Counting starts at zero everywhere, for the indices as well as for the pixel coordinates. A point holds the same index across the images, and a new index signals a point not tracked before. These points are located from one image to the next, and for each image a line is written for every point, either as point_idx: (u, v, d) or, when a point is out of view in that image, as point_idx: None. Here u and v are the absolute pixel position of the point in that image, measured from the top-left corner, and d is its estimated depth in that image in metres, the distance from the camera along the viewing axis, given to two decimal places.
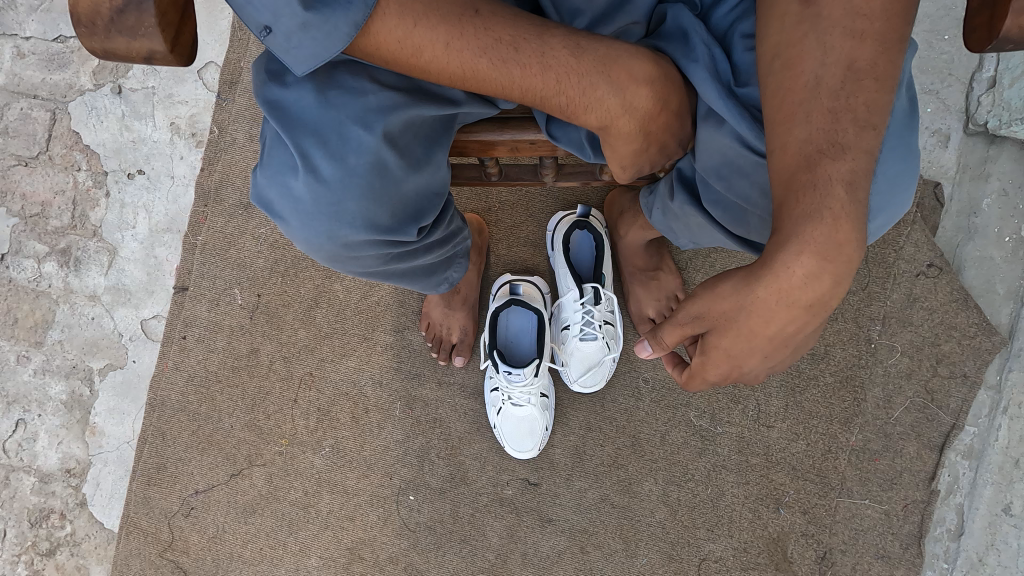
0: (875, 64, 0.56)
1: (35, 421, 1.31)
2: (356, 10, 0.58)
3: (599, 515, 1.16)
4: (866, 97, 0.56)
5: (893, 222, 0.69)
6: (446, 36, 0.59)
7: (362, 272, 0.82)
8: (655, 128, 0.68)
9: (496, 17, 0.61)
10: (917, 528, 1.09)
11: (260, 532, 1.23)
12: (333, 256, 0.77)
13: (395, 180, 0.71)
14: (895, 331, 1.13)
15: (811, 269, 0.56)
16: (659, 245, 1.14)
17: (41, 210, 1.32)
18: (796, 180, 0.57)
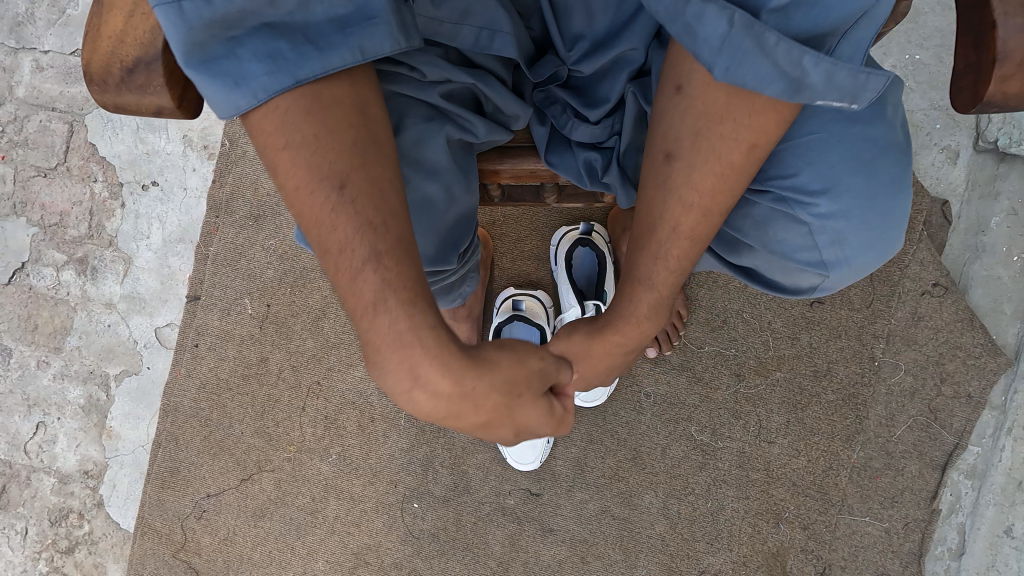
0: (695, 228, 0.63)
1: (55, 424, 1.35)
2: (242, 93, 0.52)
3: (599, 527, 1.18)
4: (679, 249, 0.65)
5: (885, 259, 0.74)
6: (298, 180, 0.53)
7: (404, 303, 0.85)
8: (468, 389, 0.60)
9: (368, 204, 0.54)
10: (917, 546, 1.09)
11: (269, 535, 1.27)
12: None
13: (439, 215, 0.73)
14: (899, 350, 1.12)
15: (620, 344, 0.72)
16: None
17: (59, 220, 1.36)
18: (624, 286, 0.70)
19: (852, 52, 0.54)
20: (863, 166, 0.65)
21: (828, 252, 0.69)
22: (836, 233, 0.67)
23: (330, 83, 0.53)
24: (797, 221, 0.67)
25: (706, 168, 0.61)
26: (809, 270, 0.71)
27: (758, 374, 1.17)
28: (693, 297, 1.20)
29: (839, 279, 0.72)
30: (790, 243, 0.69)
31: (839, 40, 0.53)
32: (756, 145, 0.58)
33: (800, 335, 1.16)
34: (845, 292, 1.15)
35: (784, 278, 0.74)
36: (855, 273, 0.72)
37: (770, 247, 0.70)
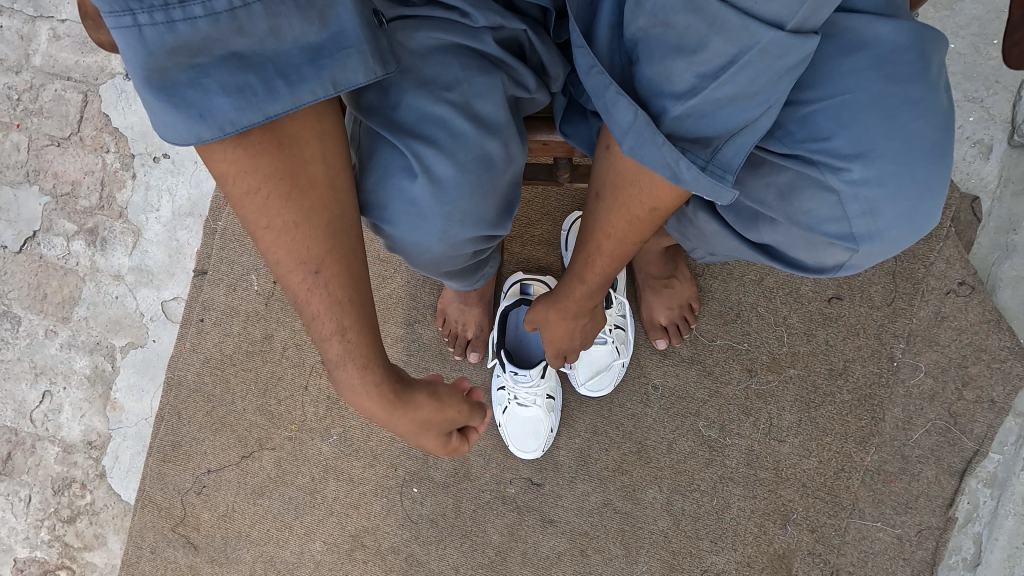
0: (612, 252, 0.75)
1: (61, 393, 1.36)
2: (206, 125, 0.54)
3: (600, 520, 1.15)
4: (601, 263, 0.78)
5: (920, 236, 0.71)
6: (279, 256, 0.61)
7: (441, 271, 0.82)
8: (394, 427, 0.73)
9: (337, 284, 0.62)
10: (930, 555, 1.05)
11: (267, 514, 1.26)
12: (425, 259, 0.76)
13: (499, 173, 0.70)
14: (920, 351, 1.08)
15: (563, 322, 0.89)
16: (674, 252, 1.13)
17: (71, 189, 1.36)
18: (567, 277, 0.85)
19: (734, 155, 0.62)
20: (900, 131, 0.64)
21: (859, 223, 0.67)
22: (868, 201, 0.66)
23: (302, 147, 0.59)
24: (827, 188, 0.66)
25: (617, 219, 0.71)
26: (837, 243, 0.70)
27: (770, 370, 1.13)
28: (706, 289, 1.17)
29: (868, 254, 0.70)
30: (817, 213, 0.68)
31: (725, 141, 0.61)
32: (656, 209, 0.68)
33: (816, 332, 1.12)
34: (865, 289, 1.11)
35: (808, 253, 0.73)
36: (886, 249, 0.70)
37: (796, 216, 0.69)
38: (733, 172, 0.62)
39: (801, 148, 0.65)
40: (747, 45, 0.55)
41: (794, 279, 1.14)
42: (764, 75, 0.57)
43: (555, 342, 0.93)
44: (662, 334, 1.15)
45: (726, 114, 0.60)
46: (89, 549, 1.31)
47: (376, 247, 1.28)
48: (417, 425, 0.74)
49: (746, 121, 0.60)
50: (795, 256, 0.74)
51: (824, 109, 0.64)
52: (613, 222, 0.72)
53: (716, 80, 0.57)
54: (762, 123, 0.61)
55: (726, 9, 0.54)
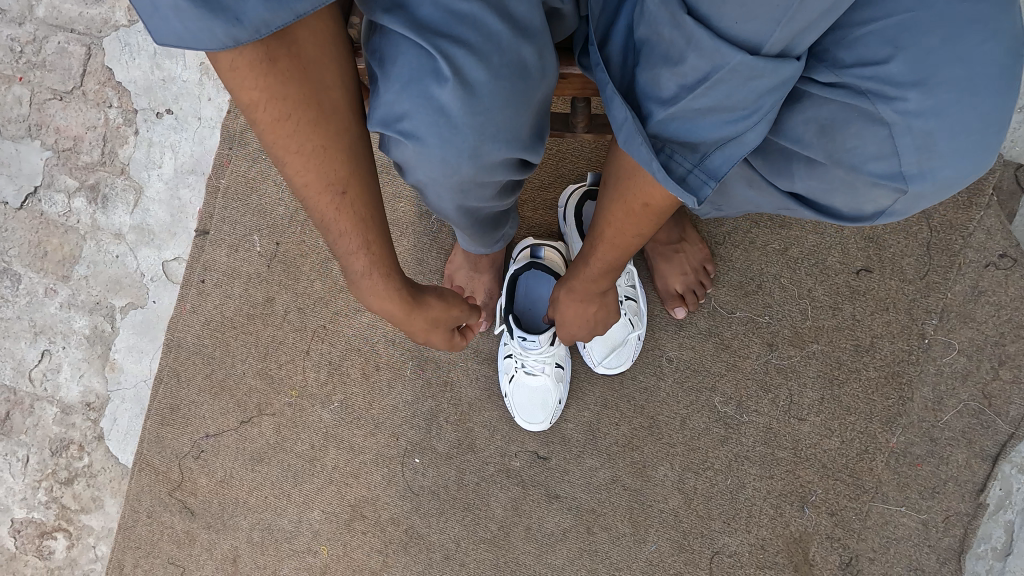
0: (615, 237, 0.73)
1: (60, 352, 1.33)
2: (242, 29, 0.51)
3: (608, 497, 1.11)
4: (605, 250, 0.76)
5: (975, 177, 0.66)
6: (306, 178, 0.63)
7: (466, 204, 0.78)
8: (409, 326, 0.82)
9: (362, 202, 0.67)
10: (958, 542, 0.99)
11: (265, 481, 1.22)
12: (457, 187, 0.72)
13: (535, 84, 0.65)
14: (953, 327, 1.03)
15: (570, 309, 0.87)
16: (679, 216, 1.09)
17: (72, 145, 1.33)
18: (579, 262, 0.83)
19: (722, 164, 0.62)
20: (963, 54, 0.59)
21: (910, 160, 0.63)
22: (921, 134, 0.61)
23: (321, 72, 0.60)
24: (876, 121, 0.61)
25: (616, 208, 0.70)
26: (883, 184, 0.65)
27: (793, 345, 1.07)
28: (726, 258, 1.11)
29: (917, 196, 0.66)
30: (862, 151, 0.64)
31: (712, 149, 0.61)
32: (651, 205, 0.66)
33: (842, 306, 1.07)
34: (896, 261, 1.05)
35: (849, 199, 0.68)
36: (938, 192, 0.66)
37: (838, 154, 0.64)
38: (715, 181, 0.62)
39: (850, 75, 0.60)
40: (719, 66, 0.55)
41: (821, 249, 1.08)
42: (744, 90, 0.57)
43: (565, 328, 0.90)
44: (680, 302, 1.09)
45: (712, 123, 0.60)
46: (85, 512, 1.29)
47: (382, 208, 1.24)
48: (431, 324, 0.83)
49: (731, 134, 0.60)
50: (834, 206, 0.70)
51: (878, 31, 0.59)
52: (613, 212, 0.71)
53: (692, 93, 0.57)
54: (750, 138, 0.61)
55: (702, 29, 0.54)
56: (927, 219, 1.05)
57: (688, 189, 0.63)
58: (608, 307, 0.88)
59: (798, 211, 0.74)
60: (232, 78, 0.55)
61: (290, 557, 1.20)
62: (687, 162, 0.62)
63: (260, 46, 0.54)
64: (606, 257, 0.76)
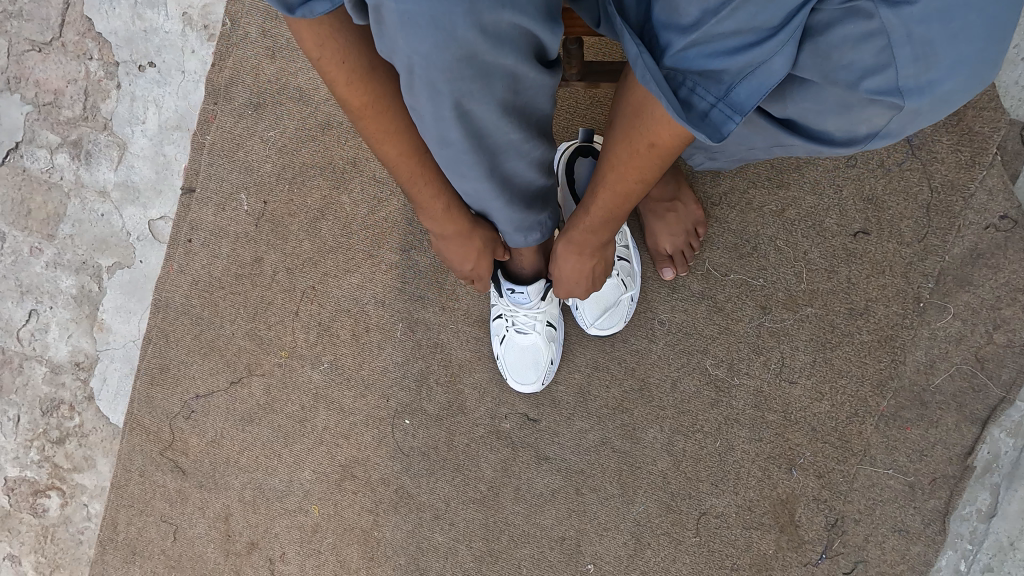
0: (617, 184, 0.69)
1: (47, 312, 1.31)
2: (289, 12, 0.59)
3: (598, 458, 1.11)
4: (605, 199, 0.72)
5: (977, 87, 0.64)
6: (401, 151, 0.71)
7: (451, 82, 0.55)
8: (485, 258, 0.87)
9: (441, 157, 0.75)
10: (943, 504, 1.00)
11: (257, 441, 1.22)
12: (455, 73, 0.55)
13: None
14: (949, 290, 1.01)
15: (569, 264, 0.84)
16: (673, 172, 1.07)
17: (53, 98, 1.30)
18: (576, 214, 0.79)
19: (748, 97, 0.57)
20: None
21: (908, 74, 0.59)
22: (922, 43, 0.57)
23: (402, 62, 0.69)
24: (874, 35, 0.57)
25: (620, 149, 0.66)
26: (878, 101, 0.62)
27: (786, 309, 1.06)
28: (720, 218, 1.10)
29: (912, 113, 0.63)
30: (859, 66, 0.59)
31: (736, 80, 0.57)
32: (657, 145, 0.62)
33: (838, 268, 1.05)
34: (895, 223, 1.04)
35: (841, 119, 0.66)
36: (935, 105, 0.63)
37: (834, 75, 0.61)
38: (740, 116, 0.58)
39: None
40: None
41: (819, 211, 1.06)
42: (770, 10, 0.52)
43: (563, 284, 0.89)
44: (668, 263, 1.08)
45: (736, 51, 0.55)
46: (78, 471, 1.29)
47: (371, 166, 1.21)
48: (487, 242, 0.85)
49: (759, 61, 0.55)
50: (833, 130, 0.68)
51: None
52: (618, 154, 0.67)
53: (717, 16, 0.52)
54: (778, 64, 0.56)
55: None
56: (928, 180, 1.03)
57: (711, 125, 0.59)
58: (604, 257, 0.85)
59: (792, 139, 0.72)
60: (347, 90, 0.66)
61: (281, 515, 1.21)
62: (709, 96, 0.58)
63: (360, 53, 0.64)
64: (606, 203, 0.72)
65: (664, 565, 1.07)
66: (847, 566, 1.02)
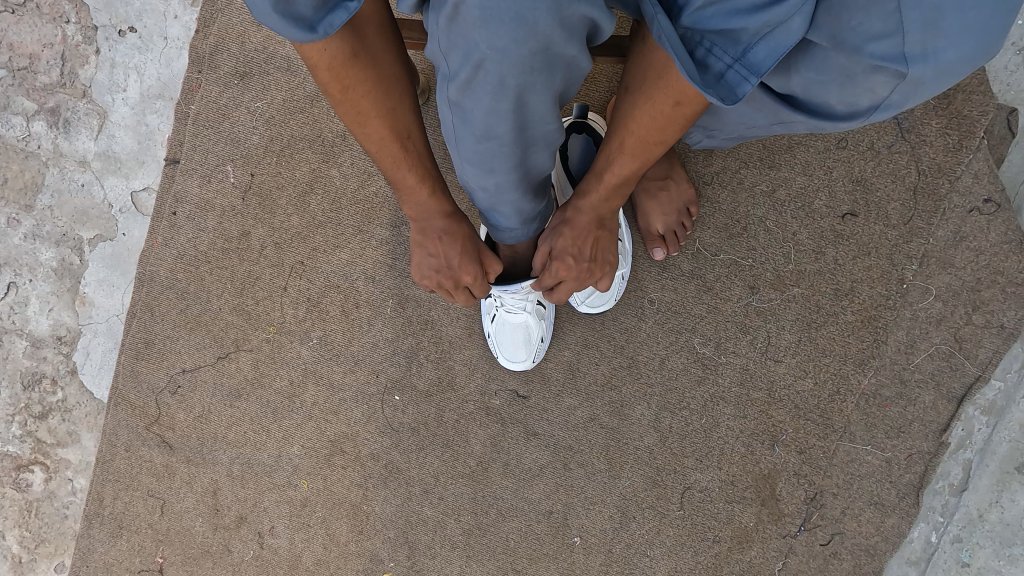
0: (637, 147, 0.70)
1: (26, 286, 1.28)
2: (315, 38, 0.58)
3: (586, 435, 1.12)
4: (623, 164, 0.73)
5: (981, 64, 0.65)
6: (380, 136, 0.71)
7: (520, 75, 0.55)
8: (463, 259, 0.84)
9: (414, 142, 0.75)
10: (917, 479, 1.04)
11: (244, 416, 1.22)
12: (528, 65, 0.54)
13: None
14: (932, 272, 1.04)
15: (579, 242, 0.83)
16: (667, 152, 1.07)
17: (28, 63, 1.25)
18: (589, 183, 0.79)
19: (765, 57, 0.57)
20: None
21: (913, 40, 0.60)
22: (930, 9, 0.58)
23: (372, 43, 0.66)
24: None
25: (643, 108, 0.66)
26: (882, 68, 0.62)
27: (773, 289, 1.08)
28: (711, 197, 1.10)
29: (914, 83, 0.64)
30: (867, 30, 0.60)
31: (754, 40, 0.56)
32: (682, 105, 0.63)
33: (825, 250, 1.07)
34: (882, 206, 1.05)
35: (844, 90, 0.66)
36: (937, 77, 0.63)
37: (841, 36, 0.61)
38: (756, 78, 0.58)
39: None
40: None
41: (808, 191, 1.07)
42: None
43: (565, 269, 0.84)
44: (660, 244, 1.09)
45: (756, 10, 0.54)
46: (62, 445, 1.28)
47: None
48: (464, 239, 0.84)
49: (779, 20, 0.55)
50: (834, 105, 0.69)
51: None
52: (640, 115, 0.67)
53: None
54: (796, 24, 0.55)
55: None
56: (916, 162, 1.04)
57: (725, 86, 0.59)
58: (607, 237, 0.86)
59: (791, 114, 0.72)
60: (329, 76, 0.64)
61: (270, 490, 1.21)
62: (726, 57, 0.58)
63: (340, 45, 0.62)
64: (624, 168, 0.73)
65: (648, 537, 1.10)
66: (824, 538, 1.06)
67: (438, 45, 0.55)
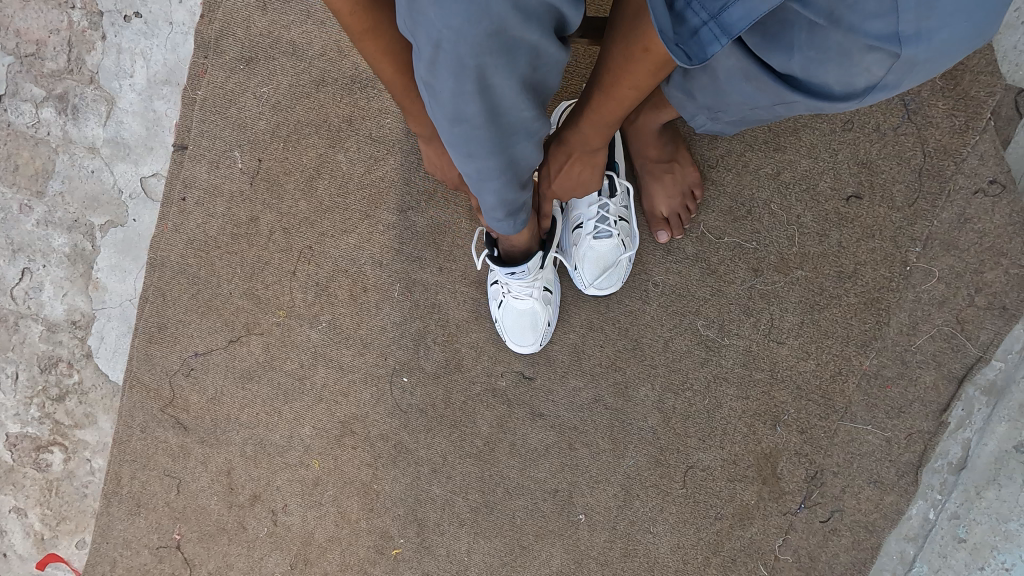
0: (614, 90, 0.68)
1: (40, 271, 1.30)
2: None
3: (591, 415, 1.14)
4: (603, 105, 0.71)
5: (977, 44, 0.65)
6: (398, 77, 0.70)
7: (479, 58, 0.51)
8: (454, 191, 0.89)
9: None
10: (916, 458, 1.06)
11: (256, 398, 1.25)
12: (486, 46, 0.50)
13: None
14: (936, 255, 1.04)
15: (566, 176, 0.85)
16: (672, 135, 1.07)
17: (35, 50, 1.26)
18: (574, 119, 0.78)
19: (739, 19, 0.57)
20: None
21: (907, 20, 0.60)
22: None
23: None
24: None
25: (616, 53, 0.64)
26: (877, 48, 0.63)
27: (777, 271, 1.09)
28: (715, 179, 1.10)
29: (908, 63, 0.64)
30: (862, 9, 0.60)
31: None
32: (650, 50, 0.60)
33: (829, 232, 1.07)
34: (887, 188, 1.05)
35: (841, 69, 0.66)
36: (931, 57, 0.64)
37: (838, 14, 0.61)
38: (727, 39, 0.58)
39: None
40: None
41: (813, 174, 1.08)
42: None
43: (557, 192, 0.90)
44: (664, 226, 1.09)
45: None
46: (80, 427, 1.31)
47: (368, 125, 1.20)
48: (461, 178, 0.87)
49: None
50: (830, 85, 0.69)
51: None
52: (614, 59, 0.65)
53: None
54: None
55: None
56: (922, 144, 1.04)
57: (697, 44, 0.58)
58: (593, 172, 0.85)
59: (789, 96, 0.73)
60: (351, 19, 0.62)
61: (282, 469, 1.24)
62: (703, 13, 0.57)
63: None
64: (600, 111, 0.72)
65: (651, 515, 1.13)
66: (824, 515, 1.08)
67: (402, 23, 0.52)
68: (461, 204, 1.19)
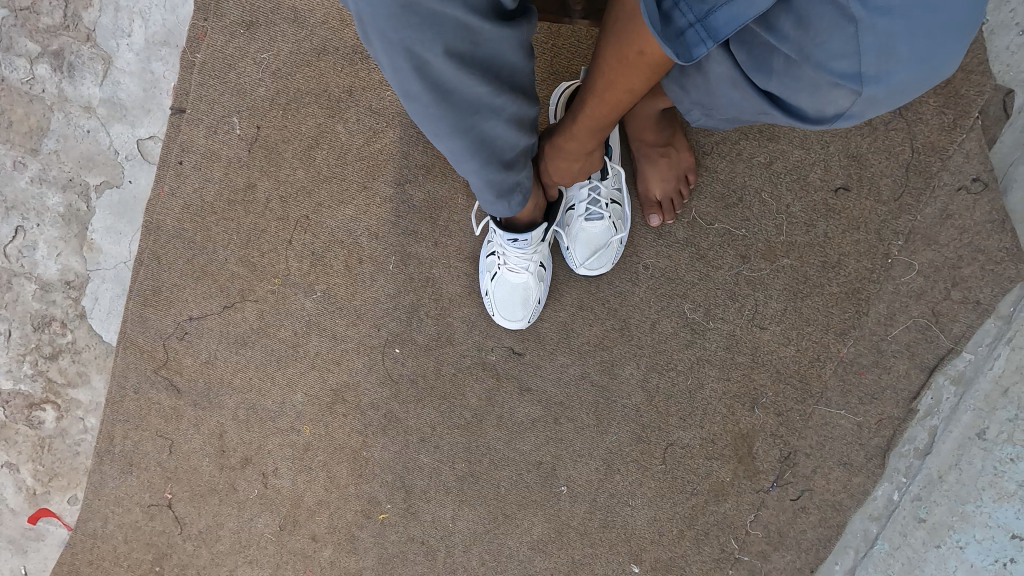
0: (609, 90, 0.72)
1: (34, 230, 1.30)
2: None
3: (577, 391, 1.18)
4: (597, 105, 0.76)
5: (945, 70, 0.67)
6: None
7: (400, 32, 0.48)
8: None
9: None
10: (885, 442, 1.10)
11: (249, 364, 1.27)
12: (404, 19, 0.47)
13: None
14: (916, 249, 1.08)
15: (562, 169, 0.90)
16: (670, 119, 1.08)
17: (32, 4, 1.24)
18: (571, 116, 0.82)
19: (725, 23, 0.58)
20: None
21: (869, 63, 0.62)
22: (885, 34, 0.60)
23: None
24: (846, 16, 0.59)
25: (612, 54, 0.68)
26: (840, 85, 0.65)
27: (764, 259, 1.12)
28: (709, 166, 1.13)
29: (868, 100, 0.67)
30: (829, 49, 0.62)
31: (718, 4, 0.57)
32: (645, 53, 0.64)
33: (816, 223, 1.10)
34: (875, 182, 1.08)
35: (810, 99, 0.68)
36: (889, 95, 0.67)
37: (808, 51, 0.63)
38: (711, 42, 0.59)
39: None
40: None
41: (804, 164, 1.10)
42: None
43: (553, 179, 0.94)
44: (656, 210, 1.12)
45: None
46: (73, 386, 1.33)
47: (368, 96, 1.20)
48: None
49: None
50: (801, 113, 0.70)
51: None
52: (608, 60, 0.69)
53: None
54: None
55: None
56: (910, 140, 1.07)
57: (683, 45, 0.60)
58: (591, 166, 0.91)
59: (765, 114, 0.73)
60: None
61: (274, 434, 1.27)
62: (691, 14, 0.58)
63: None
64: (594, 112, 0.76)
65: (631, 488, 1.17)
66: (795, 493, 1.13)
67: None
68: (458, 179, 1.21)
